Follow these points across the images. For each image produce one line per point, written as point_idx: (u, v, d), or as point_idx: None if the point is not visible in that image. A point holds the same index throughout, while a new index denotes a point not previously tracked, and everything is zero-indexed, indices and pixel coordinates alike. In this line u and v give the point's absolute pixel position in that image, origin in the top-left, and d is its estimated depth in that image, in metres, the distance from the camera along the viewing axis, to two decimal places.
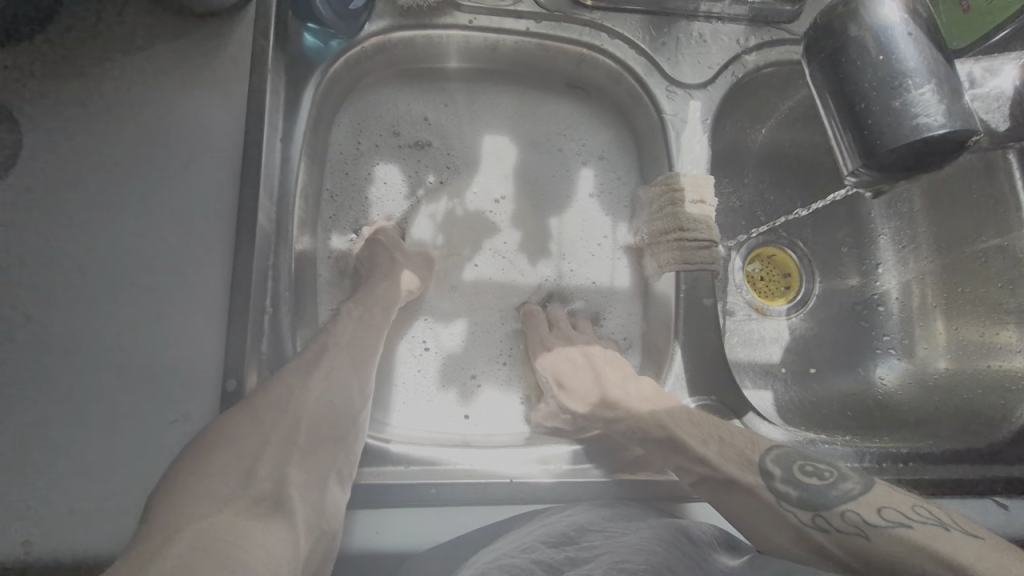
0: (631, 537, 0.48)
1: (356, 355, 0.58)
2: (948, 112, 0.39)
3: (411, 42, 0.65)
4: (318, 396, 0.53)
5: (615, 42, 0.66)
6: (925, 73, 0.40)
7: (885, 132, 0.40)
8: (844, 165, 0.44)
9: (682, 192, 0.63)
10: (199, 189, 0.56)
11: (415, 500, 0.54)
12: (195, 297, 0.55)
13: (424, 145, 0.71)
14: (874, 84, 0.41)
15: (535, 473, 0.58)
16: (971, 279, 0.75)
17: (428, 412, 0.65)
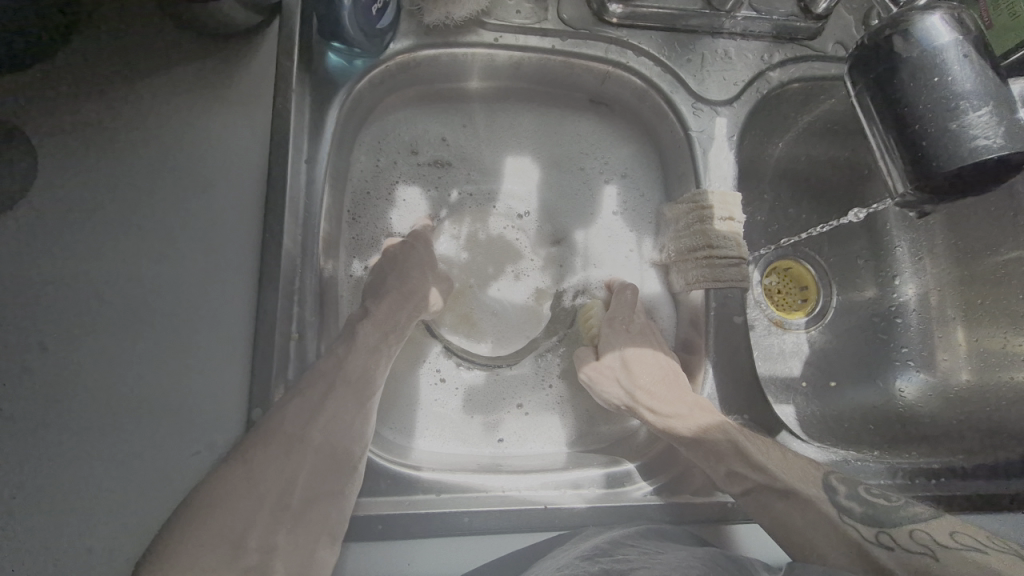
0: (673, 562, 0.47)
1: (355, 397, 0.56)
2: (1007, 134, 0.38)
3: (435, 60, 0.65)
4: (315, 451, 0.52)
5: (641, 59, 0.66)
6: (982, 93, 0.39)
7: (940, 156, 0.39)
8: (892, 187, 0.44)
9: (710, 210, 0.63)
10: (223, 211, 0.55)
11: (447, 529, 0.53)
12: (219, 323, 0.53)
13: (446, 163, 0.70)
14: (928, 106, 0.40)
15: (568, 498, 0.56)
16: (992, 291, 0.75)
17: (457, 436, 0.64)
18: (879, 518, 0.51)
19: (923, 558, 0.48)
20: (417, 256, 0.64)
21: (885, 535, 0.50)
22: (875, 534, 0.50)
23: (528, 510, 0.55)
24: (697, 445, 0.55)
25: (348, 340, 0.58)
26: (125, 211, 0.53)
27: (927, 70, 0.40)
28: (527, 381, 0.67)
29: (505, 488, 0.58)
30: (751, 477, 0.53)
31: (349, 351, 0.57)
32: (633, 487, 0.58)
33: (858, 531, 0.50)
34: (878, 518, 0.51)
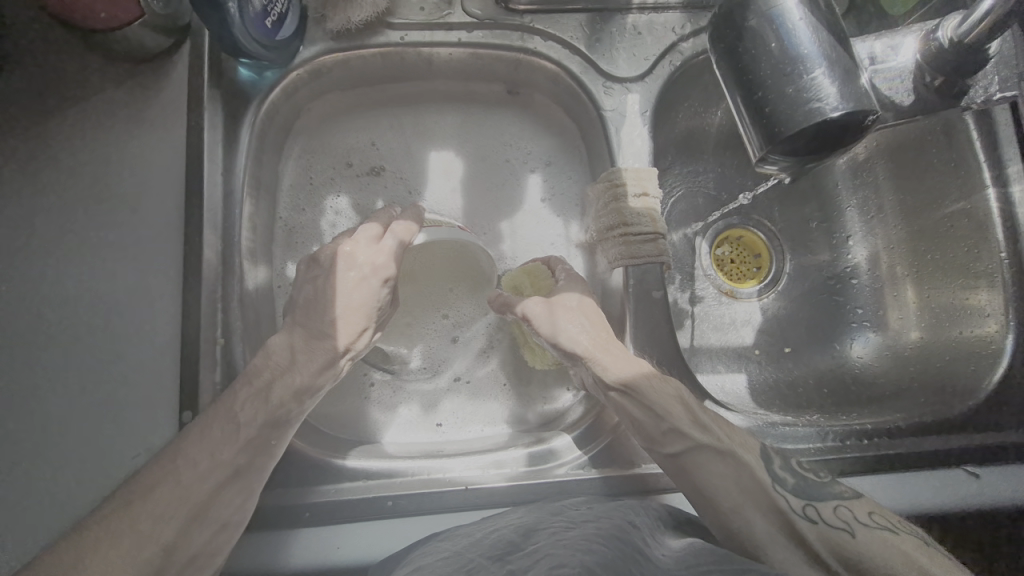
0: (575, 540, 0.47)
1: (249, 455, 0.51)
2: (841, 94, 0.42)
3: (346, 64, 0.66)
4: (212, 466, 0.49)
5: (548, 44, 0.66)
6: (817, 57, 0.43)
7: (784, 119, 0.43)
8: (751, 150, 0.48)
9: (624, 187, 0.63)
10: (146, 228, 0.58)
11: (371, 512, 0.56)
12: (150, 333, 0.57)
13: (379, 171, 0.72)
14: (770, 72, 0.44)
15: (490, 477, 0.59)
16: (939, 245, 0.73)
17: (399, 423, 0.67)
18: (805, 492, 0.54)
19: (844, 534, 0.50)
20: (354, 300, 0.54)
21: (811, 508, 0.52)
22: (801, 505, 0.52)
23: (444, 493, 0.57)
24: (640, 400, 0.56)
25: (265, 389, 0.52)
26: (55, 235, 0.57)
27: (767, 34, 0.44)
28: (462, 371, 0.70)
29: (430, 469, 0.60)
30: (693, 438, 0.54)
31: (257, 406, 0.52)
32: (554, 464, 0.60)
33: (786, 501, 0.53)
34: (806, 493, 0.54)
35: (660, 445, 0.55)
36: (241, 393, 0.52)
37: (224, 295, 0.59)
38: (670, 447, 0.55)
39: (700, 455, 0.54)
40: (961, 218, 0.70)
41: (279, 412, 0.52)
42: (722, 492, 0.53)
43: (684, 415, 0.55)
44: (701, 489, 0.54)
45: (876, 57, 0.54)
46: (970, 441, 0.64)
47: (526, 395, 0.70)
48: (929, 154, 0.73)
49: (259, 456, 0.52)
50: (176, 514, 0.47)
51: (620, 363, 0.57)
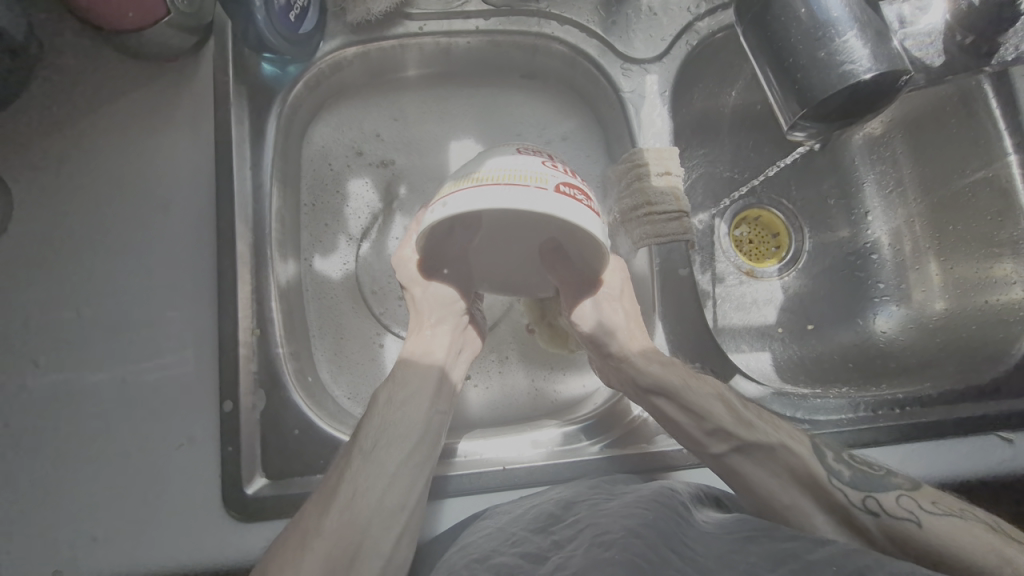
0: (615, 509, 0.47)
1: (374, 436, 0.52)
2: (874, 57, 0.45)
3: (367, 56, 0.67)
4: (351, 457, 0.51)
5: (565, 28, 0.67)
6: (846, 21, 0.45)
7: (818, 82, 0.46)
8: (782, 118, 0.51)
9: (647, 167, 0.64)
10: (179, 224, 0.59)
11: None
12: (187, 327, 0.58)
13: (389, 162, 0.72)
14: (799, 39, 0.47)
15: (527, 456, 0.60)
16: (962, 215, 0.73)
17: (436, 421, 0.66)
18: (864, 483, 0.51)
19: (908, 524, 0.48)
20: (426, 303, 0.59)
21: (872, 500, 0.50)
22: (862, 498, 0.50)
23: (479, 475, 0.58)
24: (677, 395, 0.56)
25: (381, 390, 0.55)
26: (91, 235, 0.58)
27: (795, 2, 0.47)
28: (488, 353, 0.70)
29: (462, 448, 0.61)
30: (735, 434, 0.54)
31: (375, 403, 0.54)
32: (589, 443, 0.61)
33: (845, 495, 0.50)
34: (866, 483, 0.51)
35: (706, 446, 0.55)
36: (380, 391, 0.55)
37: (256, 290, 0.59)
38: (716, 449, 0.55)
39: (747, 455, 0.54)
40: (982, 187, 0.70)
41: (406, 439, 0.52)
42: (772, 490, 0.52)
43: (729, 416, 0.55)
44: (751, 484, 0.53)
45: (910, 20, 0.57)
46: (999, 408, 0.64)
47: (555, 377, 0.70)
48: (948, 125, 0.73)
49: (382, 436, 0.52)
50: (333, 507, 0.48)
51: (659, 368, 0.57)
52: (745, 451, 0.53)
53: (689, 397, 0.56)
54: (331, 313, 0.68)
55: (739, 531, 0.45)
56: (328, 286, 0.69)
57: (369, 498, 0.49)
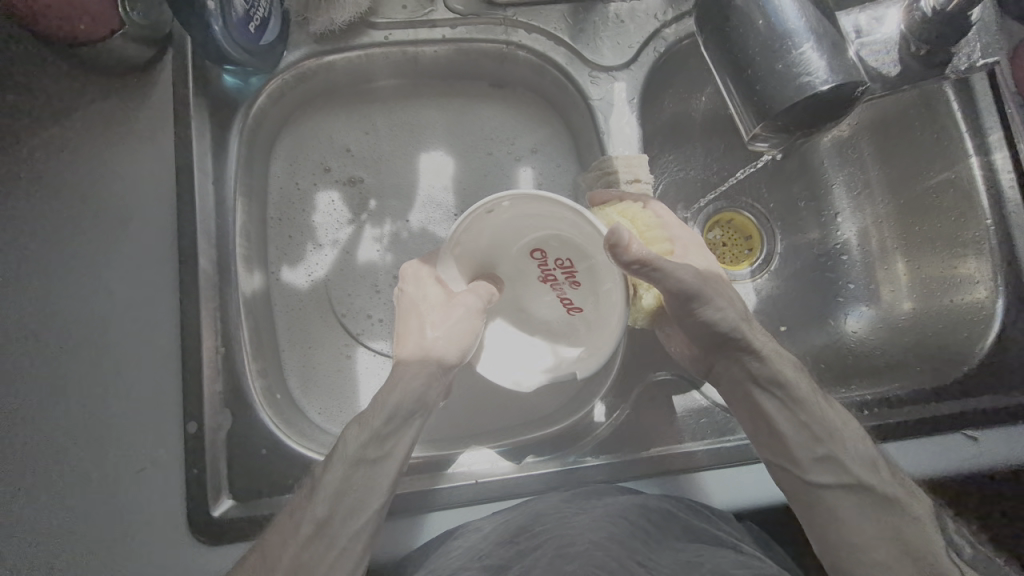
0: (581, 523, 0.48)
1: (333, 502, 0.47)
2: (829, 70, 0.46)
3: (332, 66, 0.66)
4: (304, 530, 0.46)
5: (532, 36, 0.66)
6: (803, 33, 0.46)
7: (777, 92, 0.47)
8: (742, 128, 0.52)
9: (615, 174, 0.63)
10: (138, 240, 0.58)
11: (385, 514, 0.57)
12: (149, 346, 0.56)
13: (356, 181, 0.71)
14: (758, 49, 0.47)
15: (499, 469, 0.59)
16: (928, 215, 0.74)
17: None
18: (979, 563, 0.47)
19: None
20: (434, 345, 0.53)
21: None
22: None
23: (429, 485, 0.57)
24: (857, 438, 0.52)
25: (353, 459, 0.49)
26: None
27: (752, 14, 0.48)
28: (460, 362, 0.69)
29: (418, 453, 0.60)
30: (859, 486, 0.50)
31: (342, 473, 0.48)
32: (561, 454, 0.60)
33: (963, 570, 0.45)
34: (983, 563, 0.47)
35: (805, 471, 0.51)
36: (346, 440, 0.50)
37: (220, 306, 0.58)
38: (815, 476, 0.51)
39: (852, 497, 0.50)
40: (946, 187, 0.71)
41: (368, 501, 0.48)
42: (856, 531, 0.48)
43: (853, 452, 0.51)
44: (837, 524, 0.49)
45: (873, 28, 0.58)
46: (962, 408, 0.65)
47: None
48: (912, 127, 0.74)
49: (338, 505, 0.47)
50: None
51: (853, 434, 0.53)
52: (863, 504, 0.49)
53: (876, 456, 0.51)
54: (299, 326, 0.67)
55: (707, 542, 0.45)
56: (296, 299, 0.67)
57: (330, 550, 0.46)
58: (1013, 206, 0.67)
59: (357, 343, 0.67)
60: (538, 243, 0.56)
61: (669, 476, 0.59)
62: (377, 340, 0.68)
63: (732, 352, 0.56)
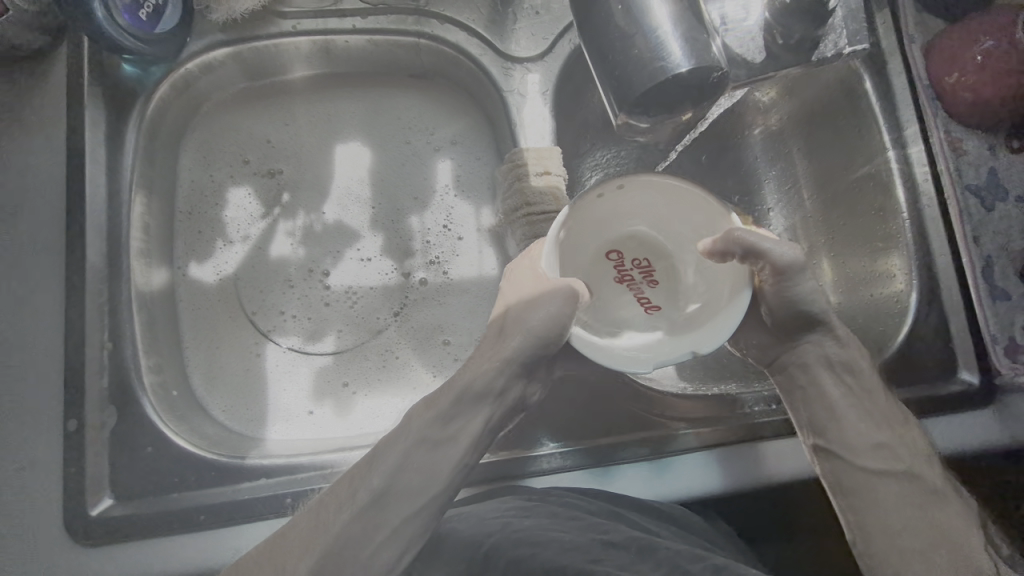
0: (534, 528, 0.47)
1: (392, 483, 0.45)
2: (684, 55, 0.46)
3: (239, 57, 0.64)
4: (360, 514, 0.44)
5: (446, 27, 0.65)
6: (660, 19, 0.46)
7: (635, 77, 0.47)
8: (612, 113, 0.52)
9: (525, 166, 0.62)
10: (27, 233, 0.56)
11: (269, 512, 0.53)
12: (35, 342, 0.55)
13: (275, 172, 0.69)
14: (617, 35, 0.47)
15: None
16: (852, 209, 0.73)
17: (308, 428, 0.65)
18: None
19: None
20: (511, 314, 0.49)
21: None
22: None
23: (306, 487, 0.54)
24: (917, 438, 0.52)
25: (422, 437, 0.47)
26: None
27: (628, 27, 0.47)
28: (369, 357, 0.68)
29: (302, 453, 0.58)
30: (910, 482, 0.49)
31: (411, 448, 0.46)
32: None
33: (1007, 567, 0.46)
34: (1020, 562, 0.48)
35: (860, 458, 0.51)
36: (410, 415, 0.48)
37: (110, 302, 0.56)
38: (867, 463, 0.50)
39: (901, 488, 0.49)
40: (868, 182, 0.71)
41: (434, 476, 0.46)
42: (896, 522, 0.48)
43: (907, 451, 0.51)
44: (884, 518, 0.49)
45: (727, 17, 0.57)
46: None
47: (423, 358, 0.69)
48: (838, 121, 0.73)
49: (395, 480, 0.45)
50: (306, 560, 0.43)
51: (919, 434, 0.52)
52: (913, 500, 0.49)
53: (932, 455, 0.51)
54: (207, 322, 0.66)
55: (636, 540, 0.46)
56: (203, 294, 0.66)
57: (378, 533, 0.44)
58: (927, 202, 0.67)
59: (266, 338, 0.66)
60: (614, 244, 0.51)
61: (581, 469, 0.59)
62: (287, 337, 0.67)
63: (810, 335, 0.52)
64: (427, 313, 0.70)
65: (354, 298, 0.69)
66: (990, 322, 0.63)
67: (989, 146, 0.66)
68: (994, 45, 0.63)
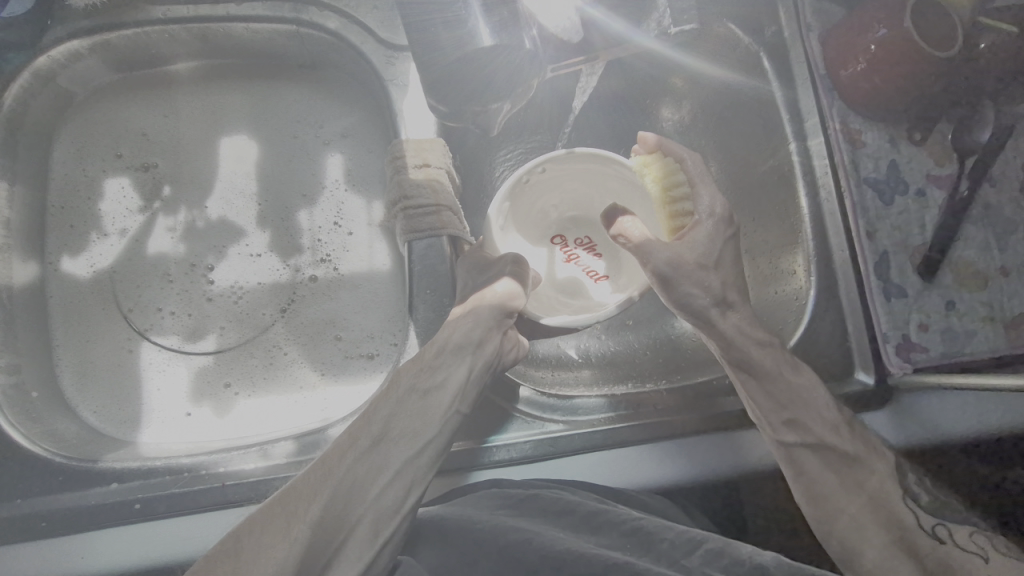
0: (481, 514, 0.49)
1: (382, 425, 0.50)
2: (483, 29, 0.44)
3: (109, 45, 0.62)
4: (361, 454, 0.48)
5: (323, 14, 0.62)
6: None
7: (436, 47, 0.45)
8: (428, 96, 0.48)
9: (403, 158, 0.60)
10: None
11: (114, 519, 0.53)
12: None
13: (152, 166, 0.67)
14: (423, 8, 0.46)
15: (250, 469, 0.55)
16: (760, 205, 0.71)
17: (187, 430, 0.62)
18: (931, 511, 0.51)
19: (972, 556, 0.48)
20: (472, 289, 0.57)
21: (942, 530, 0.50)
22: (932, 525, 0.50)
23: (158, 491, 0.54)
24: (824, 409, 0.53)
25: (416, 386, 0.52)
26: None
27: (450, 47, 0.44)
28: (255, 355, 0.65)
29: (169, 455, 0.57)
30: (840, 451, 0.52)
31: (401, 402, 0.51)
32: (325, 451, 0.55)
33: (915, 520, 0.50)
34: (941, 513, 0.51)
35: (773, 435, 0.53)
36: (399, 371, 0.53)
37: None
38: (784, 438, 0.53)
39: (815, 455, 0.53)
40: (772, 175, 0.69)
41: (416, 436, 0.50)
42: (826, 485, 0.52)
43: (825, 420, 0.53)
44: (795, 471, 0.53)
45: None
46: None
47: (312, 355, 0.65)
48: (746, 114, 0.71)
49: (392, 424, 0.50)
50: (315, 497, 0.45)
51: (814, 407, 0.53)
52: (856, 469, 0.52)
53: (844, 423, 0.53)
54: (80, 319, 0.63)
55: (629, 523, 0.47)
56: (76, 291, 0.64)
57: (363, 502, 0.46)
58: (825, 196, 0.65)
59: (141, 336, 0.64)
60: (559, 229, 0.66)
61: (548, 458, 0.58)
62: (166, 336, 0.65)
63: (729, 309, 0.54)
64: (316, 310, 0.66)
65: (238, 295, 0.66)
66: (883, 320, 0.61)
67: (890, 137, 0.64)
68: (885, 33, 0.58)
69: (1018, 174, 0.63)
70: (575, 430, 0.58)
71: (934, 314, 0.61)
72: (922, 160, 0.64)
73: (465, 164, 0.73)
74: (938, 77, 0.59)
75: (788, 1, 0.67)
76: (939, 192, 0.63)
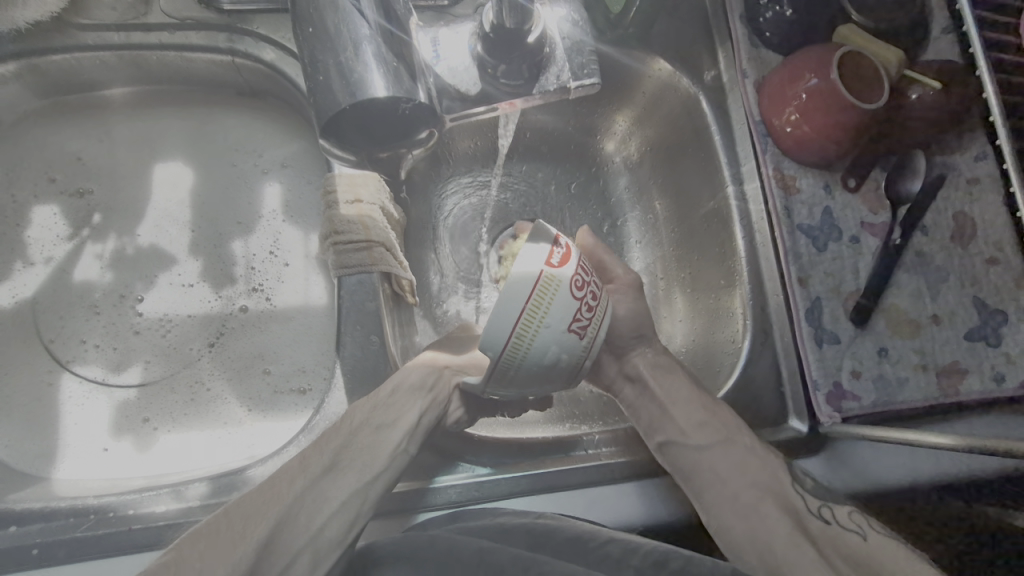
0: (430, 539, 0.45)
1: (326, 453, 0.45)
2: (384, 80, 0.41)
3: (37, 69, 0.61)
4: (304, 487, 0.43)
5: (258, 45, 0.61)
6: (362, 36, 0.41)
7: (327, 93, 0.41)
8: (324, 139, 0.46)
9: (335, 193, 0.60)
10: None
11: (9, 566, 0.49)
12: None
13: (84, 192, 0.66)
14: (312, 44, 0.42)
15: (160, 511, 0.52)
16: (701, 245, 0.71)
17: (102, 467, 0.60)
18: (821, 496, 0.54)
19: (856, 536, 0.50)
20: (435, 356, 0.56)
21: (826, 510, 0.52)
22: (818, 506, 0.53)
23: (59, 534, 0.51)
24: (715, 411, 0.57)
25: (367, 427, 0.48)
26: None
27: (340, 95, 0.41)
28: (179, 390, 0.63)
29: (78, 496, 0.54)
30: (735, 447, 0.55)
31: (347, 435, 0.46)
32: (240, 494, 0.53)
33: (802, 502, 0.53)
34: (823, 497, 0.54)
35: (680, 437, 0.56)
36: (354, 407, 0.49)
37: None
38: (687, 440, 0.55)
39: (716, 453, 0.55)
40: (713, 216, 0.69)
41: (369, 466, 0.46)
42: (725, 483, 0.54)
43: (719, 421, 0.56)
44: (731, 497, 0.53)
45: (441, 47, 0.52)
46: None
47: (240, 391, 0.63)
48: (687, 153, 0.71)
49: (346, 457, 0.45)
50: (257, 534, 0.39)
51: (703, 406, 0.57)
52: (747, 464, 0.54)
53: (736, 428, 0.56)
54: None
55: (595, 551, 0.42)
56: None
57: (302, 531, 0.42)
58: (760, 239, 0.65)
59: (61, 367, 0.62)
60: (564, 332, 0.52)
61: (510, 497, 0.53)
62: (88, 368, 0.63)
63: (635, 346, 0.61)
64: (247, 343, 0.65)
65: (167, 325, 0.65)
66: (814, 366, 0.60)
67: (824, 184, 0.65)
68: (816, 82, 0.59)
69: (950, 221, 0.63)
70: (494, 476, 0.54)
71: (867, 360, 0.61)
72: (856, 207, 0.65)
73: (410, 196, 0.72)
74: (866, 129, 0.60)
75: (726, 48, 0.68)
76: (872, 239, 0.64)
